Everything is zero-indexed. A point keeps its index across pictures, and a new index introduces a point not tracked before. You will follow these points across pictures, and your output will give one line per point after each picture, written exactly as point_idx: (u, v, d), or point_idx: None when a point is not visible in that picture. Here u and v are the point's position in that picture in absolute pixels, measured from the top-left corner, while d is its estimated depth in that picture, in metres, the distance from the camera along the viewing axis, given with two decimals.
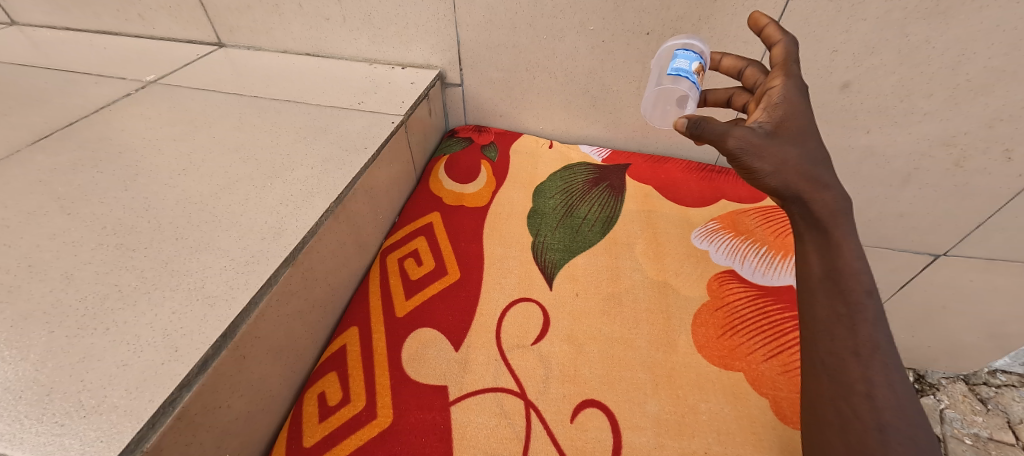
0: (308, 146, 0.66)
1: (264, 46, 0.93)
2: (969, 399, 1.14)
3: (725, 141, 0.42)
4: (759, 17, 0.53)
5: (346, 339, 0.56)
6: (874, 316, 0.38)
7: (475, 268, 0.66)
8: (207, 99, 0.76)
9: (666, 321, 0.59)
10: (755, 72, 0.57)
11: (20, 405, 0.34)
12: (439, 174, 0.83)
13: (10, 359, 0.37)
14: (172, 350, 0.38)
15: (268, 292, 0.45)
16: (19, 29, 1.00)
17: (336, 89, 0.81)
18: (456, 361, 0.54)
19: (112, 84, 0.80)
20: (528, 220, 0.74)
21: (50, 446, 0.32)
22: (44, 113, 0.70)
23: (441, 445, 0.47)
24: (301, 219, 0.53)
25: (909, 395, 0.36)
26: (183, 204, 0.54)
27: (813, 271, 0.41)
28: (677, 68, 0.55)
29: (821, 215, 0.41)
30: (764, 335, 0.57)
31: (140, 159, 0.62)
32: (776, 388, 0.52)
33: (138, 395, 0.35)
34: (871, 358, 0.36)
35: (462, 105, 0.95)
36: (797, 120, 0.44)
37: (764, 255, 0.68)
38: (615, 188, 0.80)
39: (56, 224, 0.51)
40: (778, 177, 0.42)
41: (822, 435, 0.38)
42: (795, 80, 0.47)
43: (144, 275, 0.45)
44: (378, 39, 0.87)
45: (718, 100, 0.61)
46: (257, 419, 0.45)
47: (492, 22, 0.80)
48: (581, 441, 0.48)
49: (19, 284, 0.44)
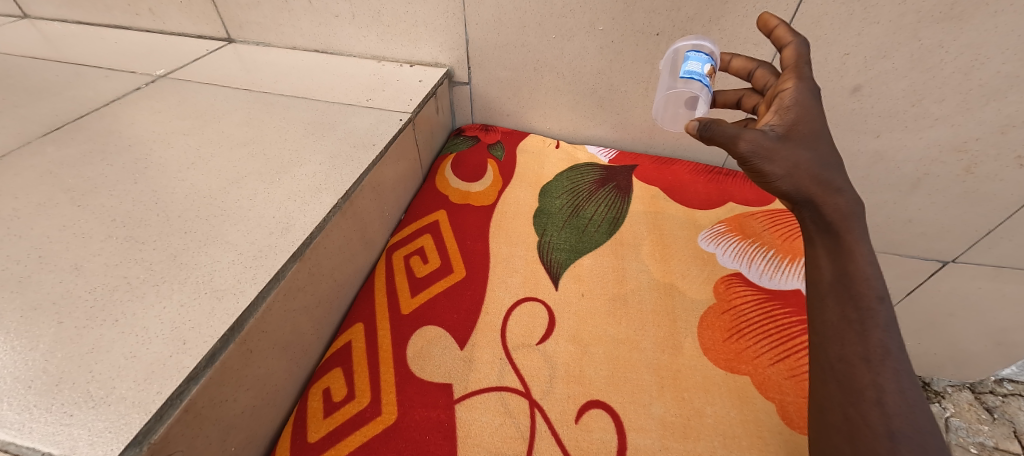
0: (317, 142, 0.66)
1: (273, 42, 0.94)
2: (975, 408, 1.13)
3: (736, 144, 0.42)
4: (769, 18, 0.53)
5: (351, 336, 0.56)
6: (885, 322, 0.37)
7: (481, 266, 0.66)
8: (216, 94, 0.76)
9: (672, 323, 0.59)
10: (765, 74, 0.56)
11: (29, 394, 0.34)
12: (445, 172, 0.83)
13: (20, 348, 0.37)
14: (180, 342, 0.38)
15: (276, 287, 0.45)
16: (30, 22, 1.01)
17: (344, 86, 0.81)
18: (462, 360, 0.54)
19: (122, 78, 0.80)
20: (534, 220, 0.74)
21: (59, 436, 0.32)
22: (54, 106, 0.71)
23: (446, 443, 0.47)
24: (309, 214, 0.53)
25: (921, 403, 0.35)
26: (192, 197, 0.55)
27: (824, 276, 0.41)
28: (689, 70, 0.55)
29: (832, 219, 0.41)
30: (771, 339, 0.57)
31: (149, 152, 0.62)
32: (783, 392, 0.52)
33: (146, 387, 0.35)
34: (881, 365, 0.36)
35: (469, 104, 0.95)
36: (809, 124, 0.44)
37: (771, 258, 0.67)
38: (621, 189, 0.80)
39: (66, 216, 0.51)
40: (789, 180, 0.42)
41: (830, 441, 0.37)
42: (807, 83, 0.47)
43: (153, 268, 0.45)
44: (387, 36, 0.87)
45: (728, 102, 0.61)
46: (262, 413, 0.45)
47: (501, 22, 0.80)
48: (586, 442, 0.47)
49: (29, 274, 0.44)
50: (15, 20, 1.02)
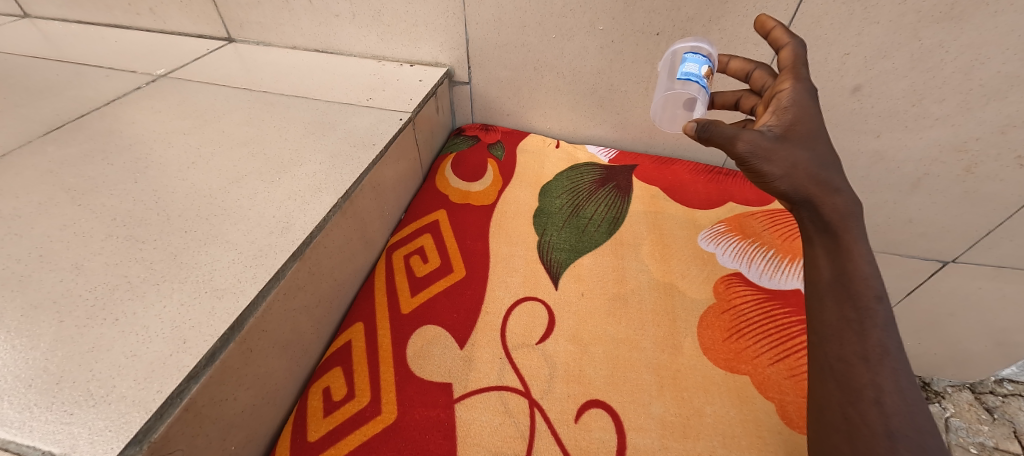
0: (317, 142, 0.66)
1: (273, 41, 0.94)
2: (975, 408, 1.13)
3: (735, 144, 0.42)
4: (767, 19, 0.53)
5: (352, 335, 0.56)
6: (884, 321, 0.37)
7: (481, 266, 0.66)
8: (217, 94, 0.76)
9: (672, 323, 0.59)
10: (763, 75, 0.56)
11: (29, 393, 0.34)
12: (445, 172, 0.83)
13: (21, 347, 0.38)
14: (181, 341, 0.38)
15: (276, 286, 0.45)
16: (31, 22, 1.01)
17: (344, 85, 0.81)
18: (461, 359, 0.54)
19: (122, 77, 0.80)
20: (534, 219, 0.74)
21: (60, 434, 0.32)
22: (55, 105, 0.71)
23: (446, 443, 0.47)
24: (309, 214, 0.53)
25: (919, 402, 0.35)
26: (193, 196, 0.55)
27: (823, 275, 0.41)
28: (687, 71, 0.55)
29: (831, 219, 0.41)
30: (770, 339, 0.57)
31: (150, 152, 0.62)
32: (783, 392, 0.52)
33: (146, 386, 0.35)
34: (880, 364, 0.36)
35: (469, 104, 0.95)
36: (807, 124, 0.44)
37: (771, 258, 0.67)
38: (621, 188, 0.80)
39: (67, 215, 0.51)
40: (788, 180, 0.42)
41: (829, 441, 0.37)
42: (806, 83, 0.47)
43: (154, 267, 0.45)
44: (387, 36, 0.87)
45: (727, 102, 0.61)
46: (262, 411, 0.45)
47: (501, 21, 0.80)
48: (586, 441, 0.47)
49: (30, 273, 0.44)
50: (16, 19, 1.02)
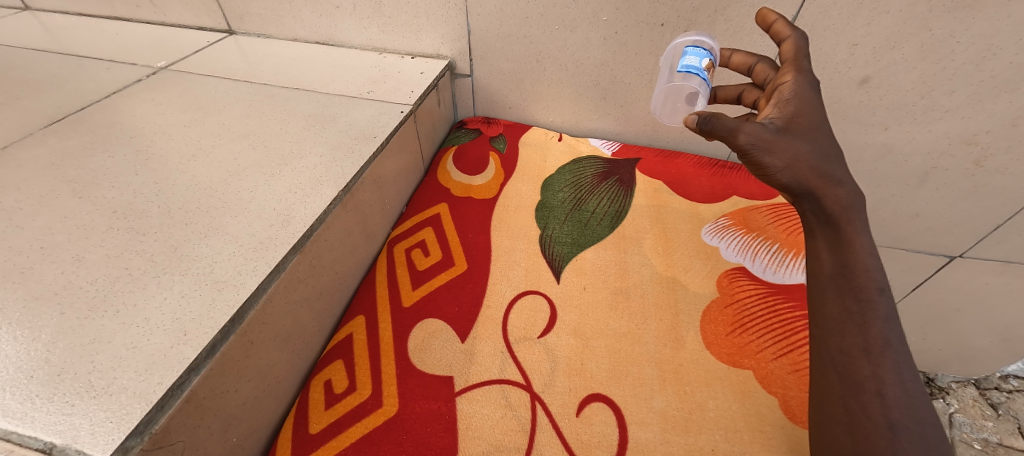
0: (317, 134, 0.66)
1: (274, 34, 0.93)
2: (979, 404, 1.13)
3: (736, 136, 0.42)
4: (768, 12, 0.52)
5: (352, 328, 0.56)
6: (887, 313, 0.37)
7: (482, 260, 0.66)
8: (217, 86, 0.76)
9: (675, 317, 0.59)
10: (765, 68, 0.55)
11: (31, 384, 0.34)
12: (447, 165, 0.82)
13: (23, 338, 0.38)
14: (182, 333, 0.38)
15: (277, 279, 0.45)
16: (32, 15, 1.01)
17: (345, 77, 0.81)
18: (462, 353, 0.54)
19: (123, 69, 0.80)
20: (536, 213, 0.74)
21: (61, 425, 0.32)
22: (56, 97, 0.71)
23: (447, 435, 0.47)
24: (310, 206, 0.53)
25: (921, 395, 0.34)
26: (193, 188, 0.55)
27: (824, 268, 0.40)
28: (687, 64, 0.54)
29: (833, 211, 0.40)
30: (774, 334, 0.56)
31: (150, 144, 0.62)
32: (786, 387, 0.51)
33: (147, 377, 0.35)
34: (882, 356, 0.35)
35: (471, 97, 0.94)
36: (809, 116, 0.43)
37: (775, 253, 0.66)
38: (624, 182, 0.79)
39: (67, 207, 0.51)
40: (789, 172, 0.41)
41: (830, 433, 0.37)
42: (808, 76, 0.46)
43: (155, 259, 0.45)
44: (388, 28, 0.86)
45: (729, 97, 0.59)
46: (263, 404, 0.45)
47: (503, 12, 0.79)
48: (587, 435, 0.47)
49: (31, 265, 0.44)
50: (17, 12, 1.02)
